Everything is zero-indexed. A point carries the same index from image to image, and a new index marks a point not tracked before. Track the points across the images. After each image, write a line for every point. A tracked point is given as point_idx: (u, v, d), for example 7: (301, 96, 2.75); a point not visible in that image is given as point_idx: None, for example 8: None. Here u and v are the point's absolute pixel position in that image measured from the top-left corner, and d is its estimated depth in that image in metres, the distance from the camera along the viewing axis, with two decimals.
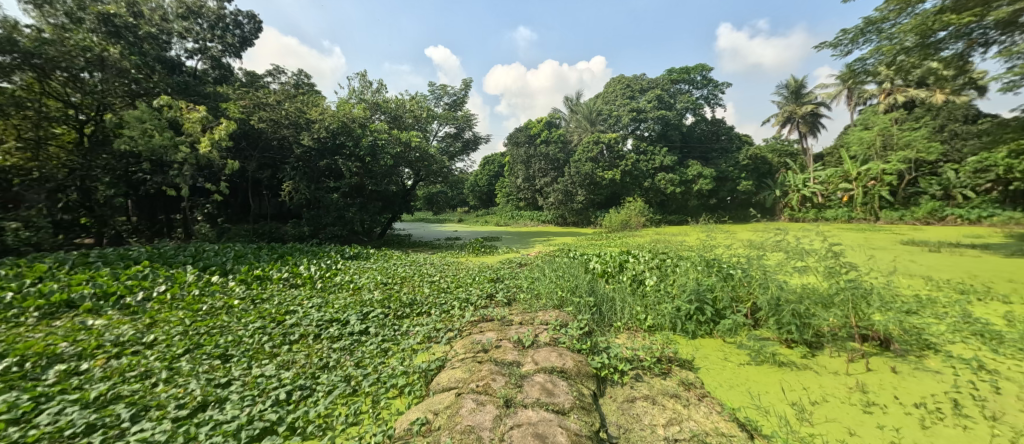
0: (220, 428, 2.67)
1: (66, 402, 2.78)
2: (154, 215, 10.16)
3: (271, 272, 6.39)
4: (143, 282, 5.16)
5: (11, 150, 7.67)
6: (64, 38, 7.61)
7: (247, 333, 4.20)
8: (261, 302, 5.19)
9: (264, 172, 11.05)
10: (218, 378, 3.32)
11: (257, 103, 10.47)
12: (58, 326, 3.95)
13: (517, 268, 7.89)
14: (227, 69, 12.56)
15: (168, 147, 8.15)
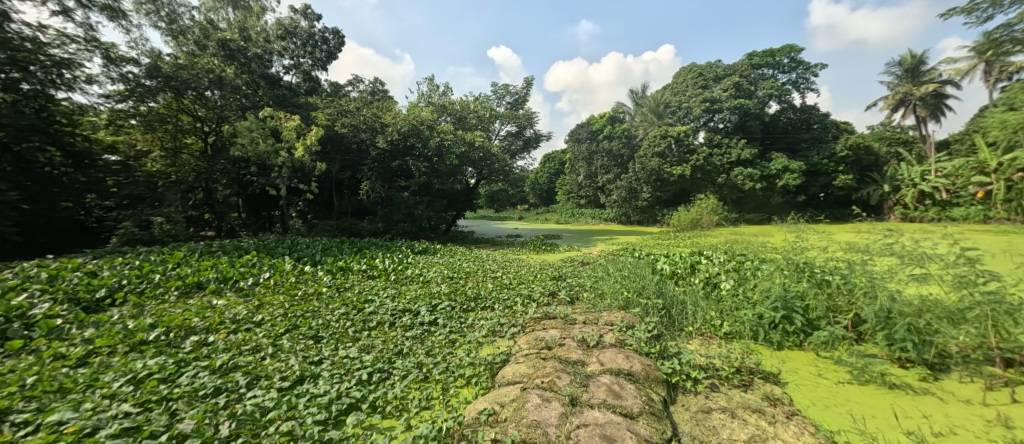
0: (315, 400, 2.99)
1: (199, 367, 3.29)
2: (258, 212, 11.49)
3: (352, 264, 6.97)
4: (251, 269, 5.91)
5: (156, 158, 9.19)
6: (194, 62, 9.00)
7: (334, 318, 4.63)
8: (344, 290, 5.70)
9: (344, 172, 11.84)
10: (312, 356, 3.71)
11: (341, 110, 11.44)
12: (192, 304, 4.68)
13: (579, 266, 7.79)
14: (315, 81, 13.83)
15: (271, 152, 9.13)
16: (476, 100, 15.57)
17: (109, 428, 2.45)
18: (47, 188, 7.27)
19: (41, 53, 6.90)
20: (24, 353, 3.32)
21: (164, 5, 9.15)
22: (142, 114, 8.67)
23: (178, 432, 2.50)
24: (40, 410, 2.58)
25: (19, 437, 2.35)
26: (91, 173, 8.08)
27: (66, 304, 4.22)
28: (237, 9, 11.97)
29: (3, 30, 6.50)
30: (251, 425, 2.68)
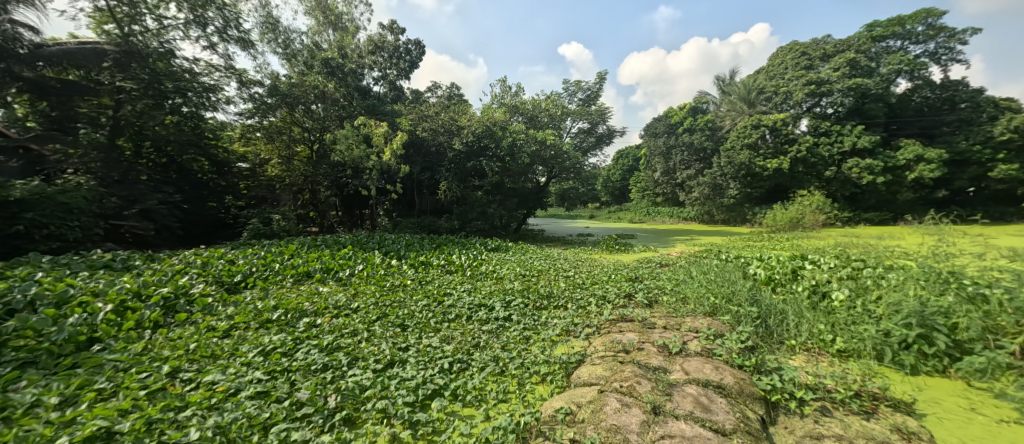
0: (405, 383, 3.22)
1: (310, 344, 3.73)
2: (351, 210, 12.38)
3: (432, 259, 7.37)
4: (348, 261, 6.54)
5: (274, 164, 10.56)
6: (303, 81, 10.27)
7: (418, 308, 4.94)
8: (425, 283, 6.05)
9: (424, 173, 12.51)
10: (400, 343, 3.99)
11: (422, 115, 12.14)
12: (303, 290, 5.32)
13: (656, 268, 7.39)
14: (400, 89, 14.82)
15: (363, 157, 9.99)
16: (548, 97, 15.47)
17: (248, 390, 2.93)
18: (200, 191, 9.43)
19: (195, 81, 8.67)
20: (187, 324, 4.06)
21: (281, 33, 10.94)
22: (264, 127, 10.04)
23: (297, 400, 2.89)
24: (200, 371, 3.16)
25: (187, 390, 2.91)
26: (230, 178, 10.08)
27: (214, 285, 5.06)
28: (337, 30, 13.22)
29: (172, 65, 8.22)
30: (352, 399, 2.98)
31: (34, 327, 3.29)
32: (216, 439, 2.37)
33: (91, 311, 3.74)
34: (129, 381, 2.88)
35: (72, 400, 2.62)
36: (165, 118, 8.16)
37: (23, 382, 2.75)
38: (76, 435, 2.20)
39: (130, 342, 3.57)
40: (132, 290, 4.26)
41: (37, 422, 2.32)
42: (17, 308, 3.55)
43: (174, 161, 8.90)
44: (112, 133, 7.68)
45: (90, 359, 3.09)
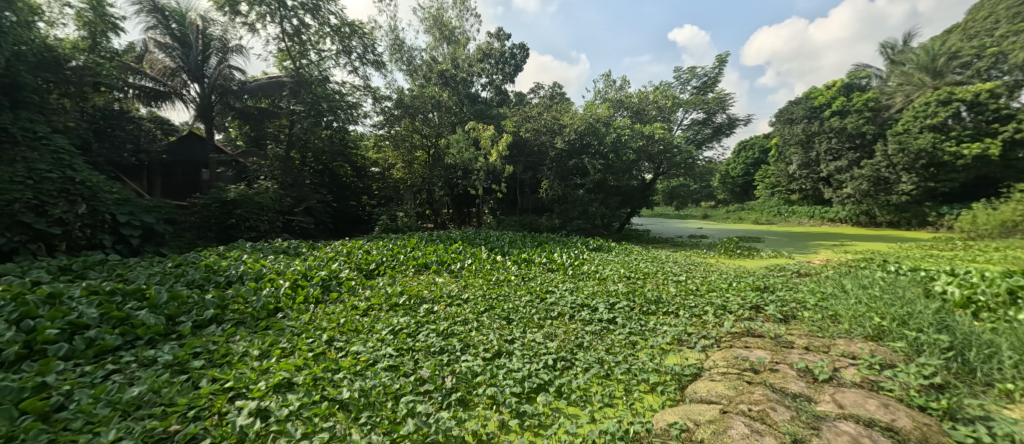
0: (511, 373, 3.22)
1: (430, 328, 3.98)
2: (460, 209, 12.96)
3: (533, 256, 7.36)
4: (458, 255, 6.89)
5: (399, 168, 11.22)
6: (421, 93, 10.97)
7: (522, 304, 4.94)
8: (528, 280, 6.06)
9: (527, 172, 12.61)
10: (507, 335, 4.02)
11: (525, 116, 12.33)
12: (421, 279, 5.72)
13: (791, 278, 6.30)
14: (505, 93, 15.27)
15: (472, 159, 10.42)
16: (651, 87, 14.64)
17: (383, 362, 3.25)
18: (344, 192, 11.50)
19: (342, 100, 10.40)
20: (337, 301, 4.65)
21: (406, 52, 12.65)
22: (392, 136, 11.03)
23: (420, 377, 3.08)
24: (347, 342, 3.60)
25: (338, 356, 3.34)
26: (366, 180, 11.71)
27: (355, 270, 5.73)
28: (450, 43, 14.05)
29: (331, 91, 10.24)
30: (465, 383, 3.07)
31: (244, 296, 4.28)
32: (359, 401, 2.72)
33: (276, 286, 4.65)
34: (302, 343, 3.47)
35: (267, 354, 3.30)
36: (323, 133, 10.03)
37: (236, 337, 3.57)
38: (267, 382, 2.83)
39: (302, 313, 4.26)
40: (301, 271, 5.10)
41: (246, 368, 3.04)
42: (233, 280, 4.71)
43: (327, 169, 10.86)
44: (290, 147, 9.91)
45: (277, 324, 3.84)
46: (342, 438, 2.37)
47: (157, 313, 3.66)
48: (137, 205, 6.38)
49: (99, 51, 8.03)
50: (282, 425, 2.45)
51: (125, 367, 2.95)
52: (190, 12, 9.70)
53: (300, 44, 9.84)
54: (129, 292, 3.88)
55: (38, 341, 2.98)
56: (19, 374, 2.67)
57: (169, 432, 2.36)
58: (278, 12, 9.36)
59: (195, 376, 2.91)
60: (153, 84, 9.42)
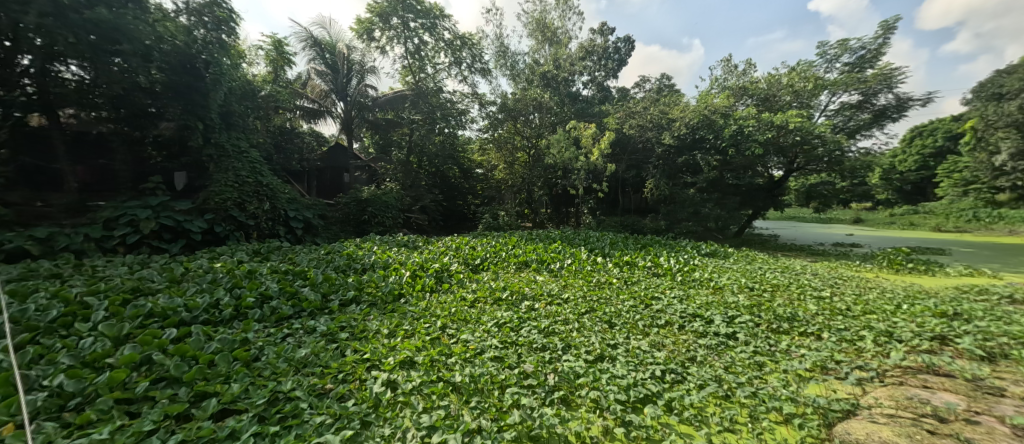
0: (616, 379, 3.00)
1: (532, 325, 3.94)
2: (560, 209, 12.74)
3: (637, 259, 6.90)
4: (558, 255, 6.80)
5: (501, 169, 11.50)
6: (525, 95, 11.14)
7: (625, 308, 4.63)
8: (631, 284, 5.67)
9: (630, 170, 11.85)
10: (609, 339, 3.78)
11: (627, 111, 11.42)
12: (522, 276, 5.75)
13: (993, 305, 4.82)
14: (608, 90, 14.75)
15: (573, 158, 10.20)
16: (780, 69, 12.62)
17: (489, 352, 3.30)
18: (452, 192, 12.18)
19: (452, 107, 11.14)
20: (448, 291, 4.89)
21: (509, 57, 12.99)
22: (495, 139, 11.41)
23: (523, 371, 3.05)
24: (458, 330, 3.75)
25: (450, 342, 3.49)
26: (472, 182, 12.45)
27: (462, 264, 5.99)
28: (552, 45, 13.97)
29: (446, 101, 11.08)
30: (568, 382, 2.96)
31: (376, 282, 4.77)
32: (469, 386, 2.80)
33: (400, 275, 5.08)
34: (421, 327, 3.71)
35: (394, 333, 3.59)
36: (437, 137, 10.88)
37: (370, 316, 3.97)
38: (395, 357, 3.08)
39: (420, 299, 4.58)
40: (420, 263, 5.51)
41: (379, 343, 3.35)
42: (367, 267, 5.32)
43: (439, 171, 11.63)
44: (410, 152, 10.93)
45: (401, 307, 4.17)
46: (455, 418, 2.46)
47: (315, 290, 4.34)
48: (295, 202, 7.61)
49: (279, 82, 10.51)
50: (407, 397, 2.64)
51: (295, 332, 3.53)
52: (338, 42, 11.40)
53: (419, 59, 10.72)
54: (297, 273, 4.70)
55: (243, 305, 3.75)
56: (232, 330, 3.37)
57: (324, 389, 2.73)
58: (401, 33, 10.29)
59: (343, 345, 3.32)
60: (312, 104, 11.47)
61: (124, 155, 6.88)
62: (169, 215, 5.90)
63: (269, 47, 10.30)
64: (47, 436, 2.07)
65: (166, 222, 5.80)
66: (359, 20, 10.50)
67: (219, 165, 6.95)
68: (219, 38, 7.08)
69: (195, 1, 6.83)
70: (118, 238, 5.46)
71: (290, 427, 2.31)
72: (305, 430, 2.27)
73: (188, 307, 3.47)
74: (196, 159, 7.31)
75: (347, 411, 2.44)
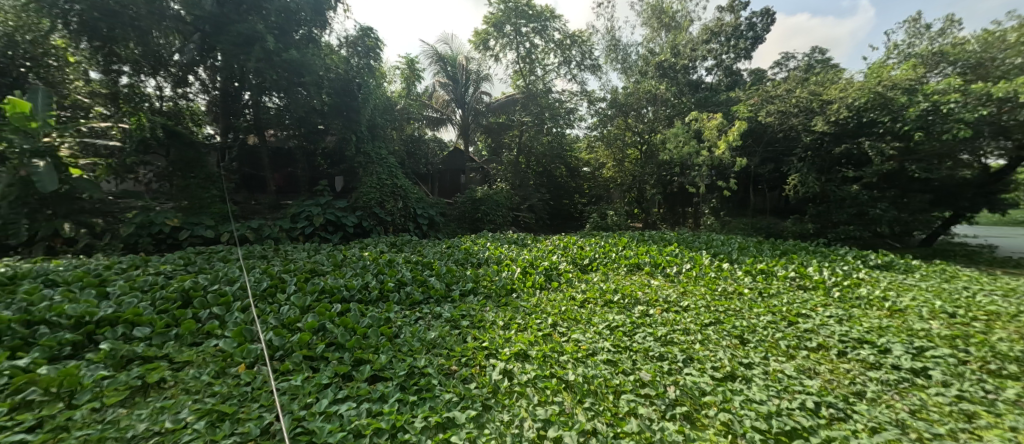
0: (750, 403, 2.78)
1: (646, 332, 3.86)
2: (674, 209, 11.93)
3: (775, 268, 6.08)
4: (676, 259, 6.40)
5: (609, 167, 11.39)
6: (638, 89, 10.75)
7: (761, 323, 4.14)
8: (768, 296, 5.02)
9: (766, 166, 10.82)
10: (742, 357, 3.46)
11: (766, 99, 10.29)
12: (636, 280, 5.56)
13: None
14: (738, 74, 12.99)
15: (693, 154, 9.19)
16: (999, 22, 8.23)
17: (602, 354, 3.37)
18: (561, 195, 12.33)
19: (561, 107, 11.33)
20: (558, 289, 5.03)
21: (621, 50, 12.75)
22: (603, 136, 11.21)
23: (640, 379, 3.05)
24: (569, 329, 3.88)
25: (562, 341, 3.65)
26: (578, 180, 12.53)
27: (571, 264, 6.06)
28: (669, 31, 13.30)
29: (553, 101, 11.24)
30: (690, 398, 2.85)
31: (490, 277, 5.16)
32: (583, 386, 2.90)
33: (511, 270, 5.40)
34: (532, 323, 3.92)
35: (508, 326, 3.88)
36: (546, 138, 11.29)
37: (487, 308, 4.34)
38: (510, 349, 3.34)
39: (531, 294, 4.81)
40: (530, 261, 5.78)
41: (495, 334, 3.66)
42: (482, 261, 5.78)
43: (547, 170, 11.94)
44: (519, 153, 11.40)
45: (513, 302, 4.46)
46: (570, 416, 2.58)
47: (440, 280, 4.89)
48: (422, 202, 8.57)
49: (410, 96, 12.03)
50: (522, 389, 2.86)
51: (425, 316, 4.04)
52: (458, 55, 12.48)
53: (530, 63, 11.08)
54: (425, 264, 5.34)
55: (385, 289, 4.43)
56: (378, 308, 4.02)
57: (451, 370, 3.09)
58: (514, 40, 10.80)
59: (465, 332, 3.71)
60: (436, 113, 12.86)
61: (305, 163, 8.78)
62: (331, 211, 7.20)
63: (404, 66, 11.88)
64: (263, 377, 2.77)
65: (329, 217, 7.10)
66: (476, 32, 11.31)
67: (367, 170, 8.11)
68: (368, 63, 8.41)
69: (351, 35, 8.25)
70: (297, 229, 6.85)
71: (425, 399, 2.68)
72: (436, 404, 2.62)
73: (347, 286, 4.25)
74: (350, 166, 8.72)
75: (471, 393, 2.74)
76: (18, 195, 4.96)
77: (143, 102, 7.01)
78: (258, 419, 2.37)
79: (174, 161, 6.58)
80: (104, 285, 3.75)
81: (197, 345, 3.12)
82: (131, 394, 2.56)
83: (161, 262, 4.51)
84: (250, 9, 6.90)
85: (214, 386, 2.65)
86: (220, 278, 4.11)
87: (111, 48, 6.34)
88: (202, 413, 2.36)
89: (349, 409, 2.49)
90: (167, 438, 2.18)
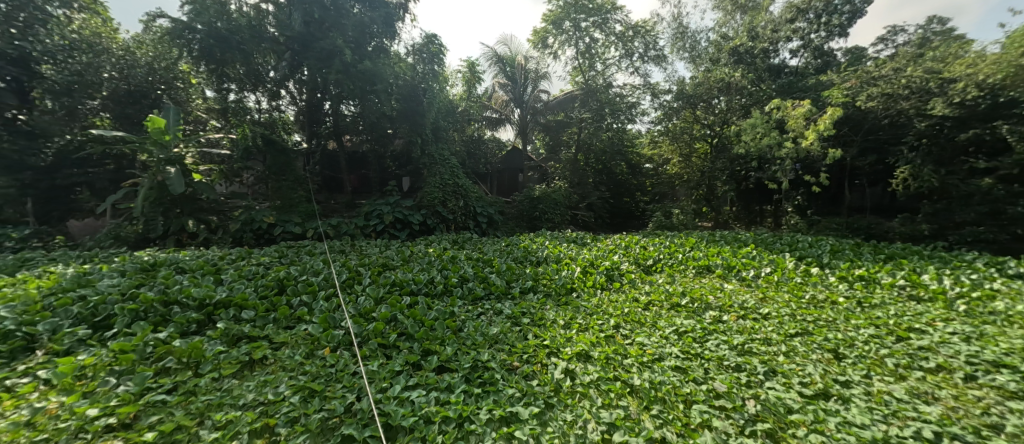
0: (849, 427, 2.40)
1: (720, 339, 3.51)
2: (750, 207, 10.66)
3: (882, 275, 4.68)
4: (753, 262, 5.45)
5: (674, 164, 10.60)
6: (709, 76, 9.52)
7: (861, 337, 3.38)
8: (871, 307, 3.98)
9: (866, 157, 8.68)
10: (838, 373, 2.95)
11: (866, 80, 8.04)
12: (706, 282, 5.01)
13: None
14: (830, 54, 10.30)
15: (773, 145, 7.59)
16: None
17: (669, 360, 3.18)
18: (621, 191, 12.12)
19: (622, 102, 10.91)
20: (619, 290, 4.89)
21: (689, 37, 12.00)
22: (669, 131, 10.36)
23: (714, 389, 2.82)
24: (632, 331, 3.77)
25: (625, 343, 3.55)
26: (640, 178, 12.17)
27: (633, 264, 5.76)
28: (745, 12, 12.37)
29: (618, 97, 10.99)
30: (774, 415, 2.54)
31: (549, 276, 5.19)
32: (649, 392, 2.79)
33: (570, 270, 5.39)
34: (593, 324, 3.89)
35: (568, 325, 3.92)
36: (605, 134, 10.94)
37: (546, 306, 4.40)
38: (572, 348, 3.37)
39: (591, 295, 4.76)
40: (589, 261, 5.67)
41: (556, 333, 3.71)
42: (541, 260, 5.86)
43: (606, 168, 11.71)
44: (577, 151, 11.37)
45: (573, 301, 4.46)
46: (636, 422, 2.53)
47: (500, 277, 5.05)
48: (481, 200, 8.82)
49: (471, 97, 12.46)
50: (585, 389, 2.86)
51: (487, 311, 4.21)
52: (517, 55, 12.70)
53: (590, 58, 10.95)
54: (486, 261, 5.53)
55: (449, 284, 4.67)
56: (443, 302, 4.26)
57: (513, 366, 3.20)
58: (573, 35, 10.73)
59: (525, 329, 3.81)
60: (495, 114, 12.94)
61: (376, 165, 9.46)
62: (398, 210, 7.67)
63: (465, 70, 12.27)
64: (345, 360, 3.07)
65: (397, 215, 7.58)
66: (536, 31, 11.39)
67: (431, 170, 8.49)
68: (432, 69, 8.80)
69: (417, 43, 8.69)
70: (370, 226, 7.40)
71: (489, 392, 2.82)
72: (500, 398, 2.74)
73: (415, 280, 4.55)
74: (416, 167, 9.25)
75: (533, 390, 2.83)
76: (155, 197, 5.94)
77: (246, 115, 8.00)
78: (342, 398, 2.65)
79: (270, 165, 7.46)
80: (218, 273, 4.38)
81: (291, 329, 3.54)
82: (241, 367, 2.99)
83: (261, 255, 5.13)
84: (331, 27, 7.67)
85: (305, 365, 3.00)
86: (308, 269, 4.59)
87: (222, 68, 7.35)
88: (296, 389, 2.70)
89: (420, 396, 2.69)
90: (270, 408, 2.53)
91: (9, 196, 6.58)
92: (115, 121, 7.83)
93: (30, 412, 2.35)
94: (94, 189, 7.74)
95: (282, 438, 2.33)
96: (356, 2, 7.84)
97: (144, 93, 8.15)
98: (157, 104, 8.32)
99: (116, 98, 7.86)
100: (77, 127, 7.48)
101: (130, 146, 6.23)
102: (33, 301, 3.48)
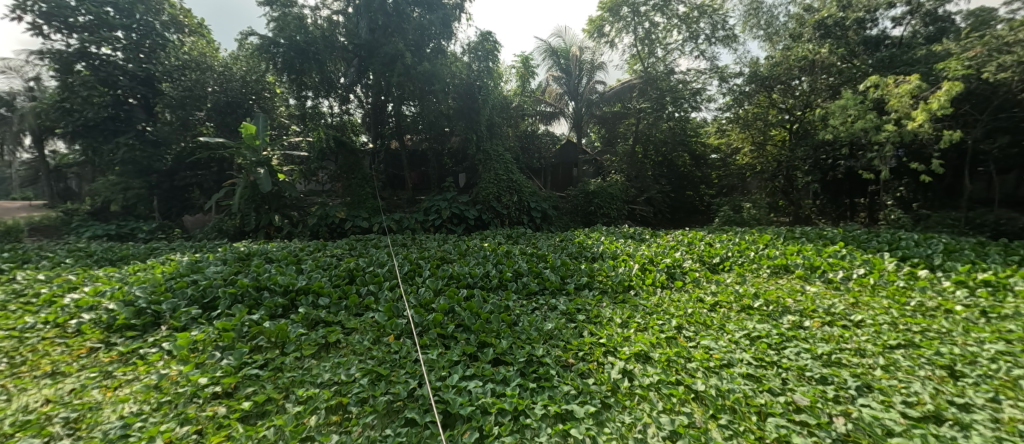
0: None
1: (800, 347, 3.23)
2: (837, 199, 9.62)
3: (1016, 282, 3.86)
4: (842, 262, 4.86)
5: (746, 152, 9.64)
6: (789, 54, 8.37)
7: (986, 354, 2.89)
8: (1000, 319, 3.35)
9: (994, 139, 6.87)
10: (950, 394, 2.57)
11: (995, 47, 6.02)
12: (783, 284, 4.62)
13: None
14: (947, 19, 8.56)
15: (870, 129, 6.56)
16: None
17: (740, 367, 3.00)
18: (684, 183, 11.59)
19: (686, 89, 10.28)
20: (682, 290, 4.68)
21: (764, 13, 11.00)
22: (738, 118, 9.31)
23: (793, 402, 2.61)
24: (697, 334, 3.59)
25: (689, 346, 3.39)
26: (704, 169, 11.56)
27: (699, 262, 5.45)
28: None
29: (676, 82, 10.33)
30: (869, 436, 2.31)
31: (606, 273, 5.08)
32: (717, 400, 2.67)
33: (629, 267, 5.25)
34: (653, 324, 3.77)
35: (626, 324, 3.83)
36: (665, 124, 10.43)
37: (603, 303, 4.35)
38: (630, 348, 3.31)
39: (651, 293, 4.60)
40: (648, 259, 5.46)
41: (613, 331, 3.66)
42: (595, 256, 5.76)
43: (667, 160, 11.28)
44: (635, 142, 11.05)
45: (632, 300, 4.34)
46: (702, 431, 2.43)
47: (554, 273, 5.03)
48: (535, 196, 8.80)
49: (525, 92, 12.48)
50: (645, 392, 2.79)
51: (541, 306, 4.25)
52: (570, 46, 12.29)
53: (649, 44, 10.45)
54: (540, 256, 5.57)
55: (503, 278, 4.76)
56: (497, 296, 4.35)
57: (568, 363, 3.22)
58: (631, 21, 10.32)
59: (581, 327, 3.79)
60: (550, 108, 12.64)
61: (435, 163, 9.87)
62: (455, 205, 7.96)
63: (519, 64, 12.39)
64: (407, 347, 3.27)
65: (454, 211, 7.85)
66: (590, 20, 11.14)
67: (486, 166, 8.64)
68: (487, 66, 8.85)
69: (473, 42, 8.81)
70: (429, 221, 7.78)
71: (544, 387, 2.86)
72: (555, 395, 2.77)
73: (471, 274, 4.68)
74: (472, 164, 9.48)
75: (588, 389, 2.82)
76: (249, 195, 6.69)
77: (321, 119, 8.75)
78: (405, 383, 2.83)
79: (342, 164, 8.09)
80: (299, 263, 4.83)
81: (360, 316, 3.83)
82: (319, 348, 3.31)
83: (334, 247, 5.58)
84: (394, 32, 8.09)
85: (373, 350, 3.25)
86: (374, 261, 4.94)
87: (302, 78, 8.04)
88: (365, 372, 2.92)
89: (476, 387, 2.79)
90: (343, 388, 2.77)
91: (140, 195, 8.12)
92: (217, 129, 8.65)
93: (158, 377, 2.83)
94: (203, 188, 8.90)
95: (353, 416, 2.55)
96: (416, 7, 8.19)
97: (238, 103, 8.65)
98: (250, 113, 8.83)
99: (218, 109, 8.56)
100: (190, 135, 8.58)
101: (229, 150, 7.04)
102: (159, 282, 4.12)
